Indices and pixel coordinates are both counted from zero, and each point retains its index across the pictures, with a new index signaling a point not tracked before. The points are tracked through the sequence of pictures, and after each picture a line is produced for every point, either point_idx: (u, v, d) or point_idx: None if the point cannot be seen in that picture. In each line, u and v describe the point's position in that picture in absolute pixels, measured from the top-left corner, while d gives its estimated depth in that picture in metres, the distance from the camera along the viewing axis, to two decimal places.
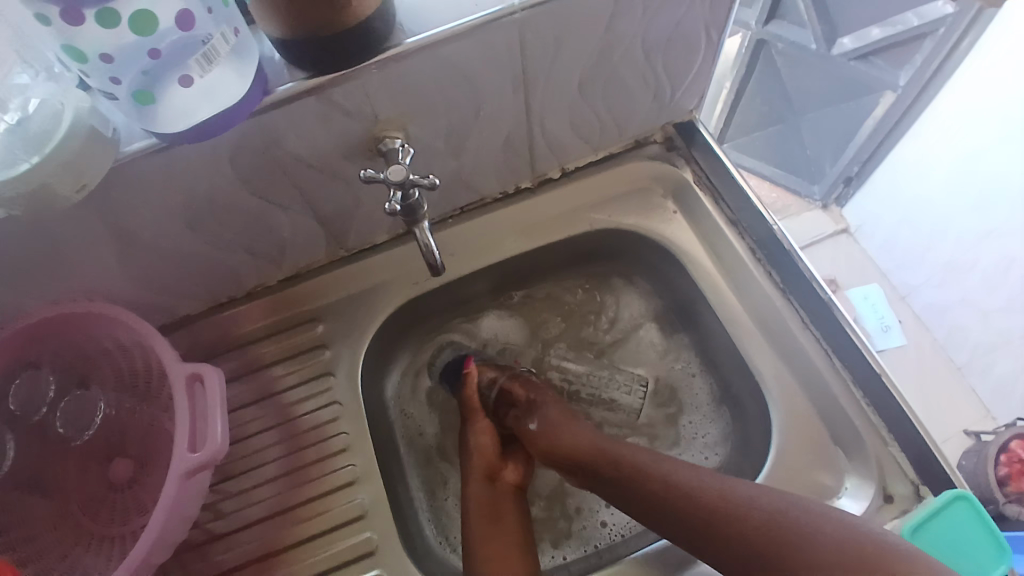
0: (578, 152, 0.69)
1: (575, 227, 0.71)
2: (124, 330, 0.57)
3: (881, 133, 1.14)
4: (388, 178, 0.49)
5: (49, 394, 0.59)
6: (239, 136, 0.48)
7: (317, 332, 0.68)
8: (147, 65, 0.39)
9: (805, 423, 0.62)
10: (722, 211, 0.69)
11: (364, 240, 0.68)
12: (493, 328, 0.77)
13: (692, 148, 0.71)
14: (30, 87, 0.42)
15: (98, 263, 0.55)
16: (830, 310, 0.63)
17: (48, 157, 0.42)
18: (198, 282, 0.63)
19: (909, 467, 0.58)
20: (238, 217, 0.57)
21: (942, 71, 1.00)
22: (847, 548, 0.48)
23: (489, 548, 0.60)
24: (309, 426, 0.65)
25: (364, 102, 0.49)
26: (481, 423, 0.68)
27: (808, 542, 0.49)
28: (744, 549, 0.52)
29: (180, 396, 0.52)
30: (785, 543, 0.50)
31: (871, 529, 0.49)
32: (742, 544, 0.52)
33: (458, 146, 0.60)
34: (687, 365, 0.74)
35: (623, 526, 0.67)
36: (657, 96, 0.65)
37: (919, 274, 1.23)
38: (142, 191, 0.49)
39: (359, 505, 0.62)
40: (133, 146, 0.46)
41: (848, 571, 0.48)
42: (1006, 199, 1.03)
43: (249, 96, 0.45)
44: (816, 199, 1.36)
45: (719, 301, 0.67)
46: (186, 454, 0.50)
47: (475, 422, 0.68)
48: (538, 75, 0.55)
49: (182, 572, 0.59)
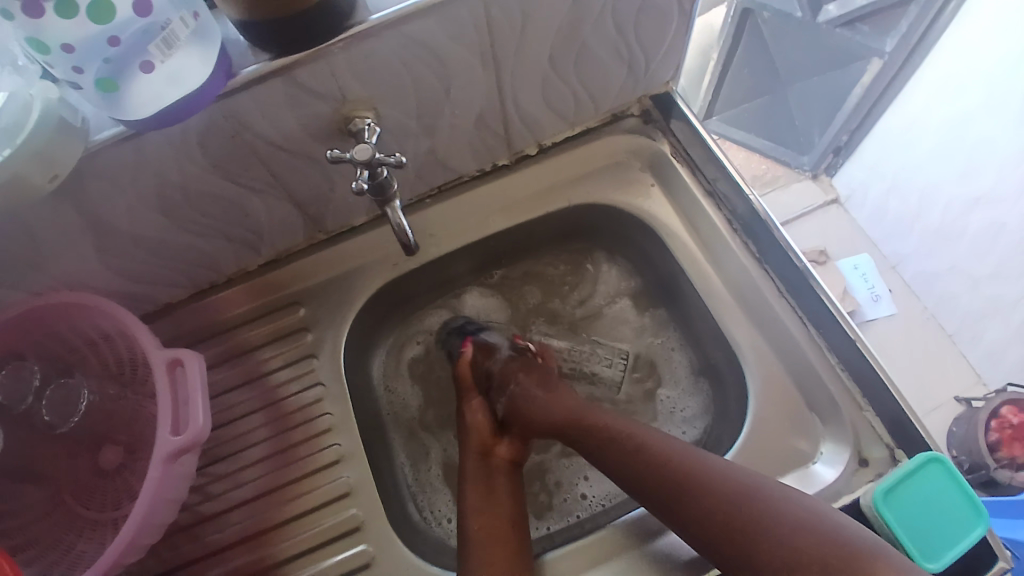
0: (554, 127, 0.69)
1: (555, 204, 0.72)
2: (105, 319, 0.58)
3: (869, 102, 1.16)
4: (354, 158, 0.49)
5: (35, 382, 0.59)
6: (205, 122, 0.48)
7: (300, 315, 0.68)
8: (109, 53, 0.40)
9: (780, 391, 0.63)
10: (700, 181, 0.69)
11: (343, 222, 0.68)
12: (475, 306, 0.78)
13: (670, 121, 0.71)
14: None
15: (75, 254, 0.55)
16: (808, 281, 0.63)
17: (19, 147, 0.41)
18: (178, 269, 0.63)
19: (885, 431, 0.59)
20: (213, 203, 0.57)
21: (933, 30, 1.02)
22: (802, 522, 0.49)
23: (482, 520, 0.59)
24: (295, 407, 0.66)
25: (331, 82, 0.49)
26: (474, 400, 0.68)
27: (771, 513, 0.50)
28: (707, 524, 0.52)
29: (161, 381, 0.53)
30: (749, 516, 0.51)
31: (819, 508, 0.50)
32: (701, 512, 0.52)
33: (431, 125, 0.60)
34: (666, 340, 0.75)
35: (603, 497, 0.69)
36: (631, 68, 0.64)
37: (909, 243, 1.23)
38: (113, 181, 0.49)
39: (345, 483, 0.63)
40: (103, 133, 0.46)
41: (804, 545, 0.48)
42: (994, 163, 1.01)
43: (213, 79, 0.45)
44: (806, 169, 1.36)
45: (696, 274, 0.68)
46: (168, 437, 0.50)
47: (468, 400, 0.68)
48: (507, 50, 0.54)
49: (175, 554, 0.61)
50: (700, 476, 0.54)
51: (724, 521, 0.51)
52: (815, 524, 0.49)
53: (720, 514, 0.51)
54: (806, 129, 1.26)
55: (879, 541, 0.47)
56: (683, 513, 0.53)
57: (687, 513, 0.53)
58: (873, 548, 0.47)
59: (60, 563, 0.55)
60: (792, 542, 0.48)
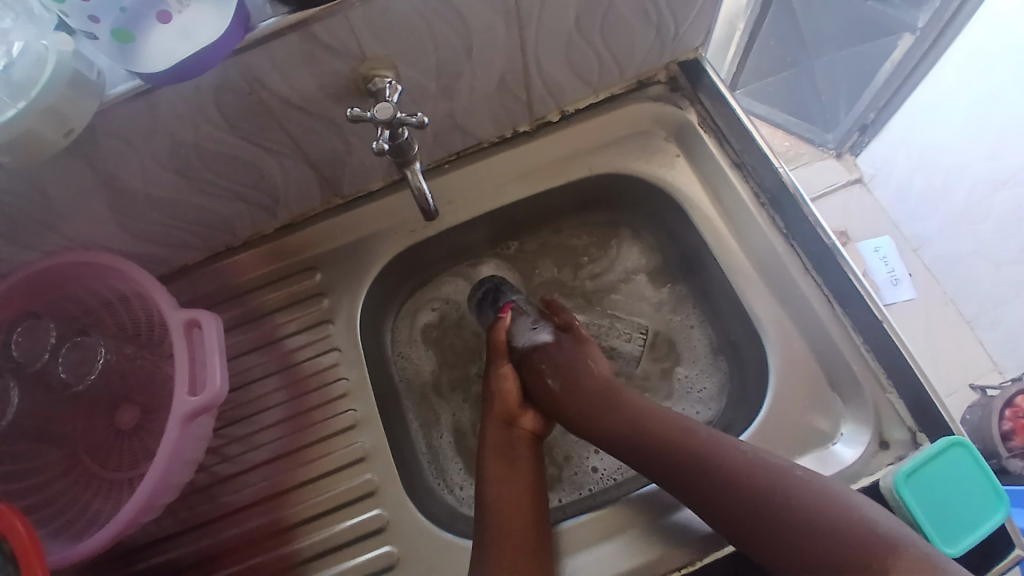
0: (577, 93, 0.67)
1: (576, 173, 0.70)
2: (121, 280, 0.58)
3: (900, 76, 1.11)
4: (374, 117, 0.48)
5: (51, 341, 0.59)
6: (221, 78, 0.46)
7: (315, 281, 0.68)
8: (125, 2, 0.40)
9: (803, 368, 0.62)
10: (726, 153, 0.67)
11: (360, 187, 0.67)
12: (492, 277, 0.77)
13: (698, 90, 0.69)
14: (10, 31, 0.41)
15: (90, 213, 0.55)
16: (835, 258, 0.62)
17: (33, 102, 0.40)
18: (193, 232, 0.63)
19: (907, 414, 0.58)
20: (228, 163, 0.56)
21: (961, 11, 0.97)
22: (813, 508, 0.48)
23: (502, 489, 0.59)
24: (311, 371, 0.66)
25: (350, 38, 0.47)
26: (504, 366, 0.67)
27: (780, 499, 0.49)
28: (719, 506, 0.51)
29: (178, 342, 0.53)
30: (760, 497, 0.49)
31: (832, 491, 0.49)
32: (709, 491, 0.51)
33: (451, 87, 0.58)
34: (685, 318, 0.74)
35: (614, 471, 0.69)
36: (659, 31, 0.62)
37: (932, 225, 1.19)
38: (127, 138, 0.48)
39: (360, 448, 0.63)
40: (117, 89, 0.45)
41: (810, 534, 0.47)
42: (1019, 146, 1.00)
43: (228, 35, 0.43)
44: (829, 147, 1.32)
45: (719, 245, 0.67)
46: (186, 398, 0.50)
47: (498, 365, 0.67)
48: (532, 9, 0.52)
49: (191, 513, 0.62)
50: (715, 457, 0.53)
51: (736, 501, 0.50)
52: (828, 510, 0.47)
53: (731, 495, 0.50)
54: (834, 104, 1.22)
55: (894, 533, 0.46)
56: (693, 490, 0.52)
57: (692, 488, 0.53)
58: (884, 539, 0.46)
59: (75, 523, 0.56)
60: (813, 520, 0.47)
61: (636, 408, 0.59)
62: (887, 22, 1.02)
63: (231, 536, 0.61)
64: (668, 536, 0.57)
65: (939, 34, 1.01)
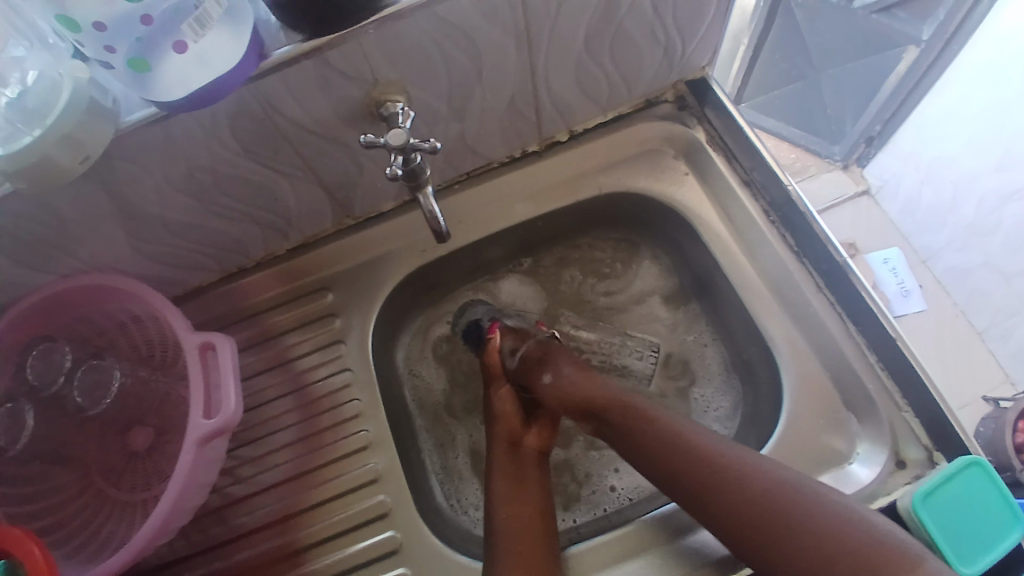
0: (586, 113, 0.67)
1: (586, 191, 0.70)
2: (136, 303, 0.58)
3: (903, 90, 1.11)
4: (389, 143, 0.48)
5: (66, 364, 0.59)
6: (237, 104, 0.47)
7: (328, 301, 0.68)
8: (141, 32, 0.39)
9: (818, 387, 0.61)
10: (736, 170, 0.67)
11: (370, 207, 0.67)
12: (513, 292, 0.77)
13: (706, 107, 0.69)
14: (24, 59, 0.41)
15: (106, 237, 0.55)
16: (848, 276, 0.61)
17: (48, 128, 0.41)
18: (207, 253, 0.63)
19: (923, 432, 0.57)
20: (242, 186, 0.56)
21: (966, 23, 0.98)
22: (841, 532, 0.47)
23: (512, 510, 0.58)
24: (323, 392, 0.66)
25: (363, 63, 0.48)
26: (503, 389, 0.67)
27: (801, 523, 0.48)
28: (737, 525, 0.50)
29: (193, 365, 0.53)
30: (778, 517, 0.49)
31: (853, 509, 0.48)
32: (728, 509, 0.51)
33: (461, 109, 0.59)
34: (698, 337, 0.74)
35: (631, 490, 0.68)
36: (667, 51, 0.62)
37: (940, 237, 1.18)
38: (143, 164, 0.49)
39: (373, 469, 0.63)
40: (133, 115, 0.45)
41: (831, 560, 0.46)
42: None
43: (243, 63, 0.43)
44: (836, 159, 1.28)
45: (730, 263, 0.66)
46: (201, 421, 0.51)
47: (497, 387, 0.67)
48: (541, 33, 0.53)
49: (203, 536, 0.62)
50: (728, 476, 0.52)
51: (755, 521, 0.50)
52: (849, 530, 0.46)
53: (751, 515, 0.50)
54: (840, 117, 1.21)
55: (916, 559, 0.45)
56: (712, 506, 0.52)
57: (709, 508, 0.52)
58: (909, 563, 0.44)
59: (89, 545, 0.57)
60: (817, 551, 0.46)
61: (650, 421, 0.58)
62: (894, 35, 1.02)
63: (244, 558, 0.61)
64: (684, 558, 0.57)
65: (944, 45, 1.02)
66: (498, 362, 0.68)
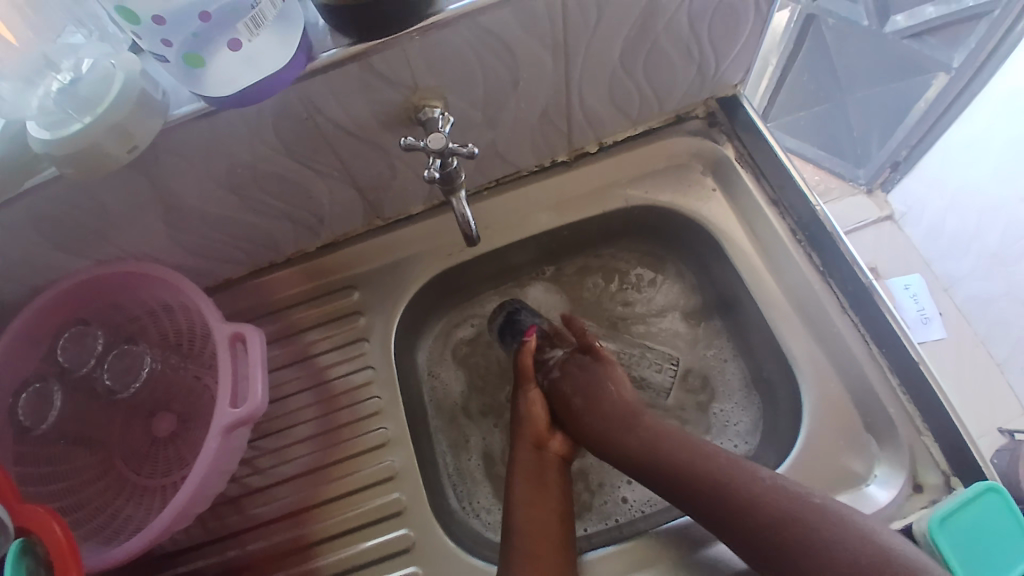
0: (616, 126, 0.68)
1: (612, 202, 0.71)
2: (167, 291, 0.60)
3: (932, 116, 1.09)
4: (427, 146, 0.50)
5: (97, 348, 0.61)
6: (282, 103, 0.48)
7: (352, 299, 0.69)
8: (197, 27, 0.40)
9: (838, 408, 0.61)
10: (763, 188, 0.68)
11: (400, 209, 0.69)
12: (536, 300, 0.78)
13: (735, 125, 0.70)
14: (81, 47, 0.44)
15: (145, 226, 0.57)
16: (872, 296, 0.62)
17: (99, 117, 0.43)
18: (239, 247, 0.65)
19: (942, 457, 0.57)
20: (279, 183, 0.57)
21: (998, 53, 0.97)
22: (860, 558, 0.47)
23: (530, 513, 0.58)
24: (343, 389, 0.67)
25: (405, 69, 0.49)
26: (532, 391, 0.67)
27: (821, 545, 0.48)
28: (757, 544, 0.50)
29: (223, 355, 0.54)
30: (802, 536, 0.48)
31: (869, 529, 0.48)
32: (744, 525, 0.51)
33: (495, 117, 0.60)
34: (718, 351, 0.74)
35: (644, 503, 0.68)
36: (700, 68, 0.63)
37: (964, 265, 1.17)
38: (187, 156, 0.50)
39: (389, 467, 0.64)
40: (181, 109, 0.47)
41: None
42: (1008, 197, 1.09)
43: (292, 63, 0.45)
44: (861, 183, 1.28)
45: (755, 279, 0.67)
46: (227, 409, 0.52)
47: (526, 390, 0.67)
48: (579, 46, 0.54)
49: (220, 524, 0.62)
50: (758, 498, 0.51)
51: (776, 541, 0.49)
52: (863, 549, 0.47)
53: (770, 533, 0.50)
54: (866, 140, 1.20)
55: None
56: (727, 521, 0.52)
57: (739, 525, 0.51)
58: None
59: (105, 529, 0.57)
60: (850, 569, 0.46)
61: (668, 433, 0.59)
62: (924, 61, 1.00)
63: (258, 548, 0.62)
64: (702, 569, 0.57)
65: (975, 73, 1.01)
66: (531, 365, 0.68)
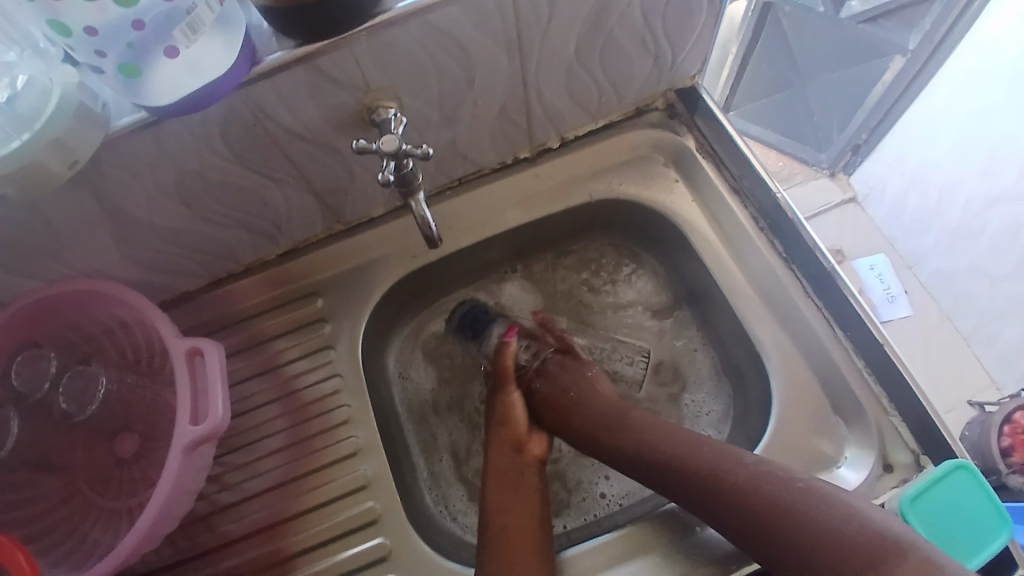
0: (576, 120, 0.68)
1: (576, 197, 0.71)
2: (122, 308, 0.58)
3: (890, 99, 1.10)
4: (380, 148, 0.49)
5: (52, 369, 0.59)
6: (227, 109, 0.47)
7: (318, 306, 0.68)
8: (133, 38, 0.38)
9: (806, 392, 0.62)
10: (725, 177, 0.68)
11: (362, 213, 0.68)
12: (513, 297, 0.78)
13: (695, 114, 0.70)
14: (16, 64, 0.41)
15: (95, 242, 0.55)
16: (835, 280, 0.62)
17: (38, 133, 0.41)
18: (196, 259, 0.63)
19: (910, 436, 0.58)
20: (232, 191, 0.56)
21: (954, 29, 0.96)
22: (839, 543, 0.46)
23: (502, 517, 0.58)
24: (312, 398, 0.66)
25: (354, 69, 0.48)
26: (513, 394, 0.67)
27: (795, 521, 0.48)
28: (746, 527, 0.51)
29: (180, 371, 0.53)
30: (774, 513, 0.49)
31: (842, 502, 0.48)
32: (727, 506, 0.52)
33: (453, 116, 0.59)
34: (688, 342, 0.74)
35: (621, 496, 0.69)
36: (657, 60, 0.63)
37: (927, 243, 1.19)
38: (134, 168, 0.48)
39: (362, 476, 0.63)
40: (124, 120, 0.45)
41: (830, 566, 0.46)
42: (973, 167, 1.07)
43: (235, 68, 0.44)
44: (823, 166, 1.31)
45: (720, 270, 0.67)
46: (187, 427, 0.50)
47: (507, 392, 0.67)
48: (533, 42, 0.53)
49: (190, 543, 0.61)
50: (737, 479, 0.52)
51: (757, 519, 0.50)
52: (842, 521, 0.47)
53: (753, 515, 0.50)
54: (825, 125, 1.21)
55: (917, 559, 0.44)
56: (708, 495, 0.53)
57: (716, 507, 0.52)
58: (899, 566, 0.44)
59: (75, 553, 0.56)
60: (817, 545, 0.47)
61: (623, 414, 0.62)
62: (881, 44, 1.00)
63: (231, 566, 0.60)
64: (700, 550, 0.57)
65: (931, 54, 1.01)
66: (512, 366, 0.68)
